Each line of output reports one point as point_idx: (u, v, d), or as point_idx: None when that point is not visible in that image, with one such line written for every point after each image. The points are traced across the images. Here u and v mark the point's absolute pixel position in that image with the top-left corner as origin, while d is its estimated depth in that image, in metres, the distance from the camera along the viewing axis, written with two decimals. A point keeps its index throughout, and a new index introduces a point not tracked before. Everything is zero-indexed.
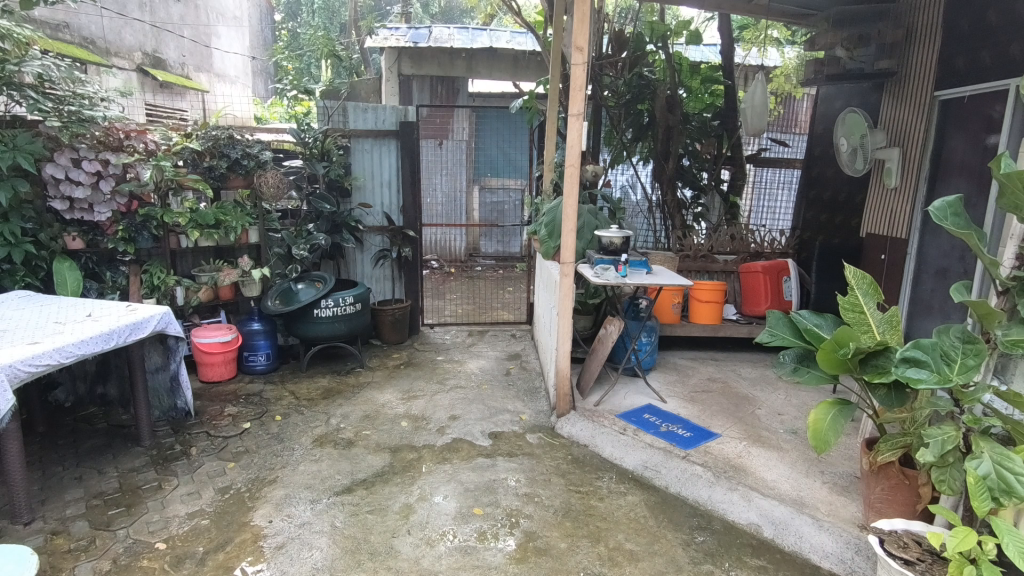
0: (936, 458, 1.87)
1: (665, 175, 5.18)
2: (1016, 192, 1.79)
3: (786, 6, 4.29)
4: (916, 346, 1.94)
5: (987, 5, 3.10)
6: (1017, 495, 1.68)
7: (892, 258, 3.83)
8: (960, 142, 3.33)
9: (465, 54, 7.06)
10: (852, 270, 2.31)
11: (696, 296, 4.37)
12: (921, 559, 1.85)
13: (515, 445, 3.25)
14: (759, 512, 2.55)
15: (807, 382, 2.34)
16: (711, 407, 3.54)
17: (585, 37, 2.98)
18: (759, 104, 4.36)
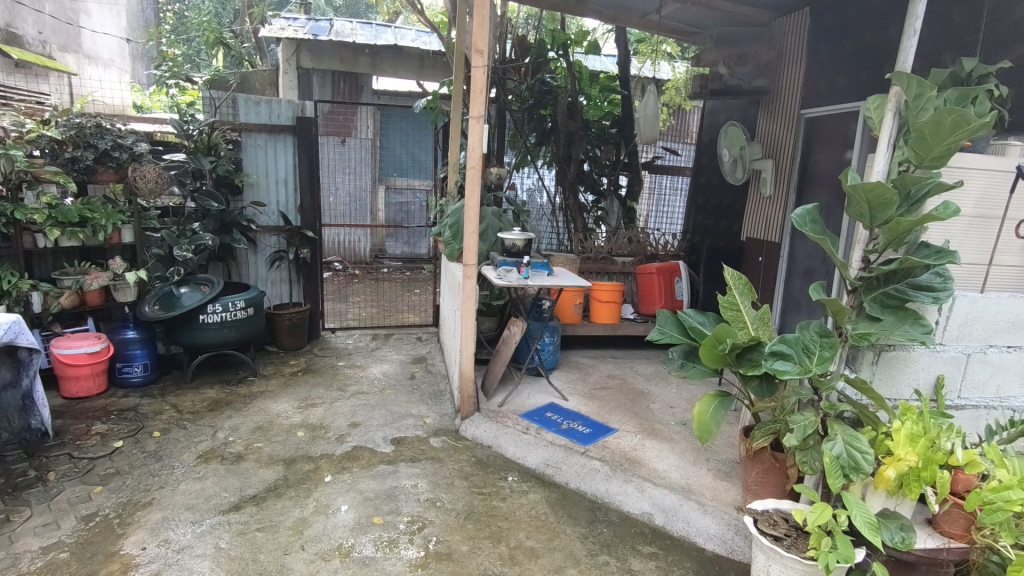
0: (799, 442, 2.07)
1: (567, 179, 5.37)
2: (859, 202, 2.02)
3: (675, 24, 4.57)
4: (782, 340, 2.16)
5: (843, 34, 3.49)
6: (863, 472, 1.90)
7: (768, 261, 4.19)
8: (822, 156, 3.72)
9: (369, 51, 6.92)
10: (730, 271, 2.48)
11: (596, 297, 4.54)
12: (787, 535, 2.03)
13: (418, 450, 3.20)
14: (651, 501, 2.69)
15: (693, 377, 2.48)
16: (610, 403, 3.69)
17: (485, 41, 2.99)
18: (652, 114, 4.59)
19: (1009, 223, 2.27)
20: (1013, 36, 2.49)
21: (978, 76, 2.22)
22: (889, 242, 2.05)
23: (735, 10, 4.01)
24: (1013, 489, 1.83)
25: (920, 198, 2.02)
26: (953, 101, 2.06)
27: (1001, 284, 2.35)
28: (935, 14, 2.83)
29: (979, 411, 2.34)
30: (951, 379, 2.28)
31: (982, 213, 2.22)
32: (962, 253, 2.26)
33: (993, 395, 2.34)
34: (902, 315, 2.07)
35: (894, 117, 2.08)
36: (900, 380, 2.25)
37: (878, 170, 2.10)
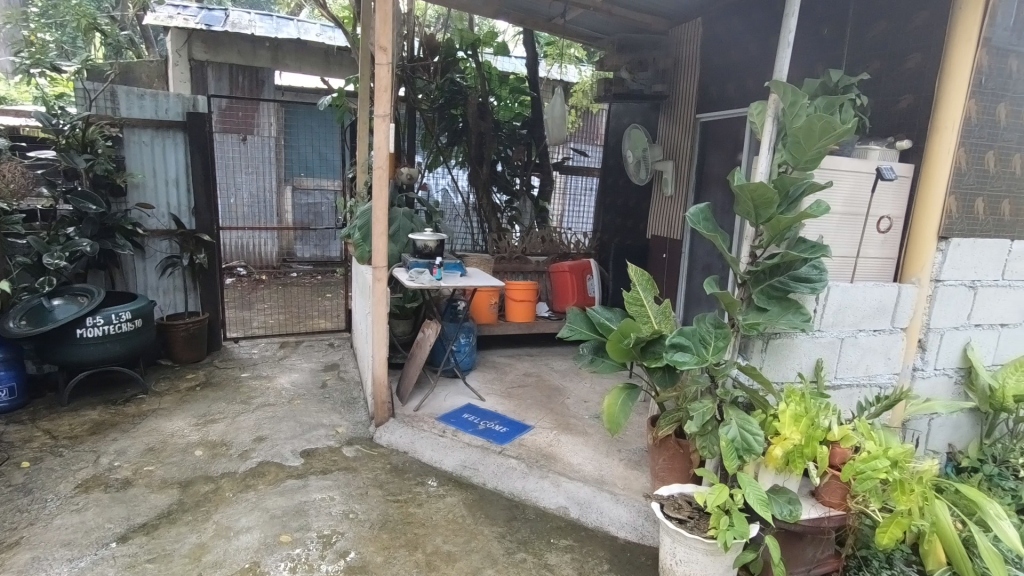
0: (698, 429, 2.19)
1: (479, 180, 5.37)
2: (745, 201, 2.17)
3: (579, 28, 4.66)
4: (680, 333, 2.27)
5: (731, 45, 3.76)
6: (754, 452, 2.05)
7: (671, 257, 4.42)
8: (716, 158, 3.97)
9: (270, 44, 6.50)
10: (634, 268, 2.57)
11: (511, 296, 4.59)
12: (690, 517, 2.14)
13: (330, 461, 3.07)
14: (566, 495, 2.74)
15: (602, 371, 2.56)
16: (526, 401, 3.73)
17: (388, 38, 2.94)
18: (559, 116, 4.67)
19: (872, 219, 2.53)
20: (874, 51, 2.75)
21: (843, 85, 2.44)
22: (772, 238, 2.22)
23: (635, 17, 4.16)
24: (878, 458, 2.05)
25: (797, 198, 2.19)
26: (822, 108, 2.26)
27: (867, 274, 2.62)
28: (806, 29, 3.13)
29: (852, 389, 2.58)
30: (828, 361, 2.49)
31: (850, 211, 2.46)
32: (834, 247, 2.50)
33: (863, 374, 2.59)
34: (787, 304, 2.25)
35: (773, 122, 2.24)
36: (785, 364, 2.44)
37: (761, 172, 2.26)
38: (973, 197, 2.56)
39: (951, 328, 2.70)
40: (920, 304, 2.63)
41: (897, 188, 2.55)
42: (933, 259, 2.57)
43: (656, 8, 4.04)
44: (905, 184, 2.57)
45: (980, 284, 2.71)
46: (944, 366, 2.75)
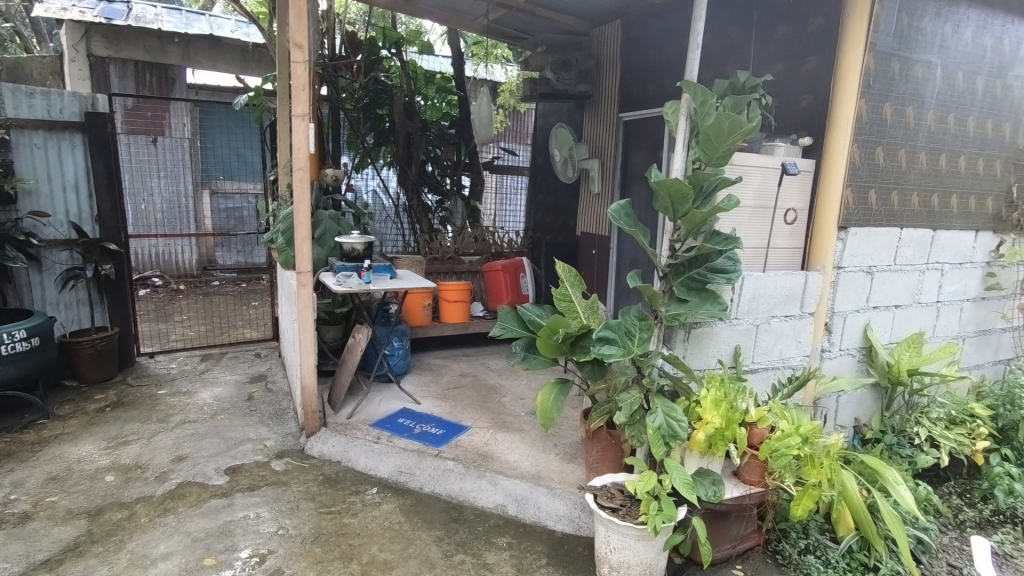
0: (627, 418, 2.26)
1: (409, 180, 5.35)
2: (663, 197, 2.25)
3: (504, 28, 4.66)
4: (607, 326, 2.32)
5: (648, 47, 3.90)
6: (679, 438, 2.13)
7: (600, 253, 4.52)
8: (638, 155, 4.11)
9: (179, 40, 6.13)
10: (562, 265, 2.58)
11: (445, 297, 4.55)
12: (623, 505, 2.20)
13: (257, 477, 2.94)
14: (504, 493, 2.75)
15: (534, 368, 2.58)
16: (462, 401, 3.71)
17: (304, 34, 2.82)
18: (486, 116, 4.68)
19: (780, 212, 2.69)
20: (777, 53, 2.92)
21: (750, 86, 2.57)
22: (689, 232, 2.32)
23: (559, 19, 4.21)
24: (791, 435, 2.19)
25: (710, 193, 2.30)
26: (731, 107, 2.37)
27: (777, 263, 2.78)
28: (714, 34, 3.29)
29: (767, 372, 2.73)
30: (745, 347, 2.63)
31: (759, 204, 2.61)
32: (747, 239, 2.64)
33: (777, 357, 2.75)
34: (705, 295, 2.36)
35: (687, 121, 2.34)
36: (706, 352, 2.55)
37: (678, 168, 2.35)
38: (866, 189, 2.76)
39: (853, 311, 2.92)
40: (825, 290, 2.81)
41: (800, 182, 2.72)
42: (834, 247, 2.76)
43: (578, 9, 4.10)
44: (807, 178, 2.75)
45: (876, 268, 2.93)
46: (848, 347, 2.97)
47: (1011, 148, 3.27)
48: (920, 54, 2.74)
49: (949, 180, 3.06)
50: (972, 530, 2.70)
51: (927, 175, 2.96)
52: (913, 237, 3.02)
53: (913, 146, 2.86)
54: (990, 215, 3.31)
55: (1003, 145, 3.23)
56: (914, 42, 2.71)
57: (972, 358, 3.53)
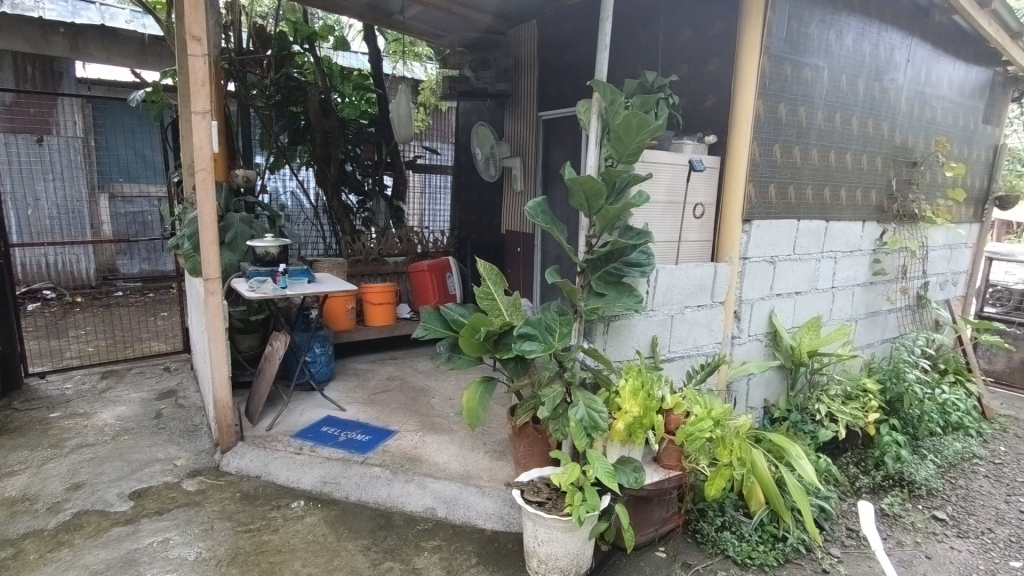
0: (550, 413, 2.30)
1: (328, 180, 5.17)
2: (578, 194, 2.30)
3: (420, 26, 4.61)
4: (527, 323, 2.33)
5: (563, 47, 3.98)
6: (600, 429, 2.19)
7: (524, 251, 4.57)
8: (559, 153, 4.18)
9: (65, 30, 5.57)
10: (483, 263, 2.52)
11: (369, 300, 4.44)
12: (549, 498, 2.24)
13: (166, 499, 2.74)
14: (432, 495, 2.72)
15: (459, 367, 2.57)
16: (389, 405, 3.64)
17: (202, 27, 2.66)
18: (405, 114, 4.59)
19: (689, 206, 2.83)
20: (683, 55, 3.05)
21: (658, 85, 2.68)
22: (603, 227, 2.38)
23: (476, 17, 4.20)
24: (703, 419, 2.30)
25: (622, 189, 2.37)
26: (639, 106, 2.46)
27: (689, 255, 2.92)
28: (624, 35, 3.40)
29: (683, 360, 2.85)
30: (662, 337, 2.74)
31: (670, 199, 2.73)
32: (659, 233, 2.75)
33: (691, 345, 2.88)
34: (622, 288, 2.43)
35: (598, 119, 2.41)
36: (625, 343, 2.63)
37: (591, 165, 2.41)
38: (766, 184, 2.94)
39: (759, 299, 3.11)
40: (733, 279, 2.97)
41: (707, 177, 2.87)
42: (740, 239, 2.91)
43: (495, 9, 4.10)
44: (713, 174, 2.90)
45: (777, 258, 3.13)
46: (755, 332, 3.16)
47: (890, 145, 3.59)
48: (809, 58, 2.95)
49: (838, 174, 3.32)
50: (867, 495, 2.96)
51: (819, 170, 3.20)
52: (809, 228, 3.25)
53: (805, 143, 3.07)
54: (874, 206, 3.62)
55: (882, 142, 3.53)
56: (803, 46, 2.91)
57: (863, 338, 3.85)
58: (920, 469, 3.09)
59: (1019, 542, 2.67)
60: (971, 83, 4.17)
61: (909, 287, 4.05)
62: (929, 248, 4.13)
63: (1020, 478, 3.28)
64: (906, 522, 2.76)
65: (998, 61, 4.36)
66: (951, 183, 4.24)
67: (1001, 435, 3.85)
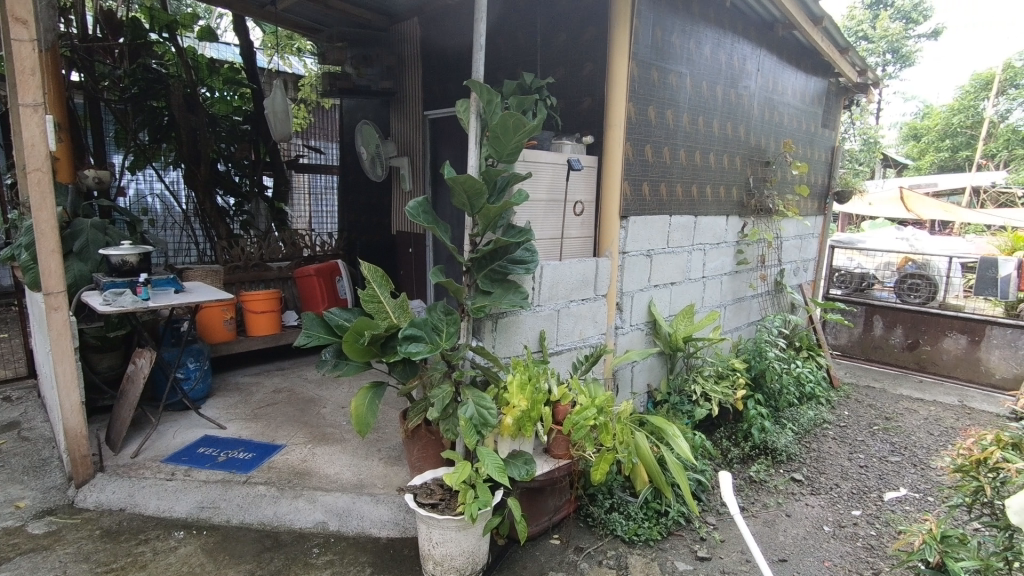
0: (440, 414, 2.29)
1: (198, 180, 4.77)
2: (459, 193, 2.30)
3: (295, 18, 4.38)
4: (413, 324, 2.29)
5: (446, 46, 3.96)
6: (490, 425, 2.21)
7: (416, 251, 4.50)
8: (447, 153, 4.17)
9: None
10: (367, 264, 2.44)
11: (249, 309, 4.15)
12: (442, 499, 2.23)
13: (5, 548, 2.39)
14: (323, 509, 2.60)
15: (346, 374, 2.49)
16: (275, 419, 3.44)
17: (26, 8, 2.33)
18: (282, 111, 4.36)
19: (569, 204, 2.94)
20: (560, 59, 3.16)
21: (535, 87, 2.74)
22: (485, 226, 2.41)
23: (354, 12, 4.06)
24: (588, 408, 2.37)
25: (503, 187, 2.41)
26: (516, 108, 2.50)
27: (572, 251, 3.03)
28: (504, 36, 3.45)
29: (569, 353, 2.96)
30: (549, 331, 2.82)
31: (551, 197, 2.83)
32: (543, 231, 2.83)
33: (578, 338, 3.00)
34: (507, 286, 2.47)
35: (476, 120, 2.42)
36: (513, 340, 2.68)
37: (472, 165, 2.42)
38: (640, 183, 3.12)
39: (638, 290, 3.31)
40: (614, 273, 3.12)
41: (585, 176, 3.00)
42: (618, 235, 3.07)
43: (374, 4, 3.98)
44: (591, 173, 3.04)
45: (653, 251, 3.34)
46: (637, 322, 3.35)
47: (746, 146, 3.96)
48: (673, 65, 3.18)
49: (703, 173, 3.60)
50: (737, 465, 3.24)
51: (686, 169, 3.45)
52: (680, 223, 3.50)
53: (673, 144, 3.31)
54: (735, 202, 3.97)
55: (740, 144, 3.89)
56: (667, 54, 3.12)
57: (731, 323, 4.21)
58: (781, 437, 3.43)
59: (859, 493, 3.05)
60: (810, 91, 4.71)
61: (767, 275, 4.49)
62: (782, 238, 4.61)
63: (860, 437, 3.75)
64: (770, 486, 3.07)
65: (831, 73, 4.96)
66: (797, 180, 4.77)
67: (844, 401, 4.39)
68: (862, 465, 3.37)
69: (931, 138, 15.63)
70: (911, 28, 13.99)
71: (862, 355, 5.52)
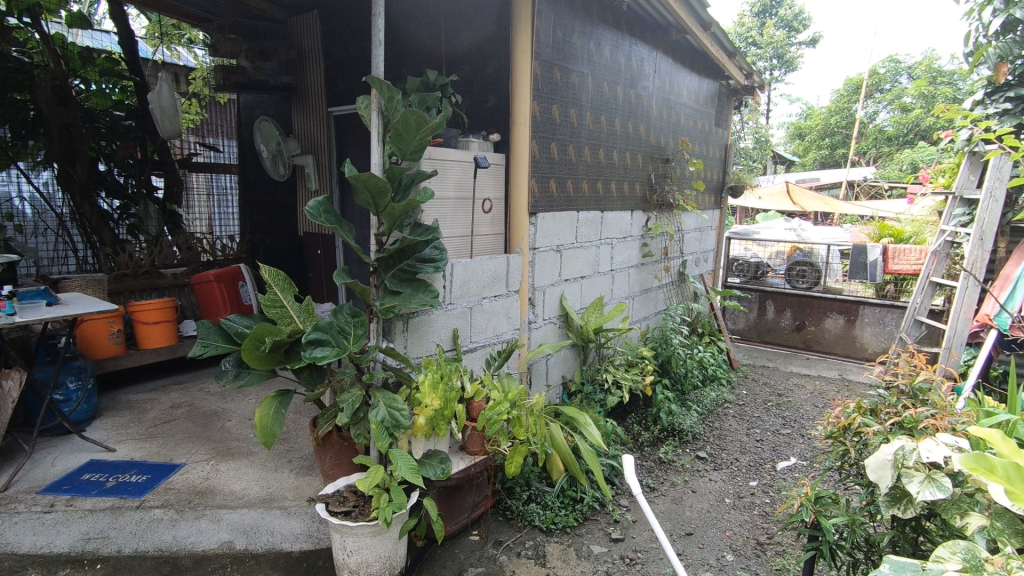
0: (350, 418, 2.23)
1: (74, 182, 4.29)
2: (362, 192, 2.25)
3: (182, 6, 4.08)
4: (317, 328, 2.22)
5: (348, 41, 3.84)
6: (402, 427, 2.18)
7: (325, 253, 4.35)
8: (354, 151, 4.05)
9: None
10: (267, 267, 2.29)
11: (139, 320, 3.83)
12: (355, 506, 2.18)
13: None
14: (229, 528, 2.44)
15: (249, 384, 2.36)
16: (174, 437, 3.21)
17: None
18: (169, 105, 4.05)
19: (477, 202, 2.95)
20: (463, 57, 3.17)
21: (439, 84, 2.72)
22: (391, 226, 2.36)
23: (249, 2, 3.84)
24: (501, 402, 2.38)
25: (408, 185, 2.39)
26: (417, 105, 2.48)
27: (483, 248, 3.05)
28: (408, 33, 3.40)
29: (483, 350, 2.98)
30: (462, 329, 2.83)
31: (459, 195, 2.84)
32: (452, 228, 2.84)
33: (491, 334, 3.03)
34: (416, 285, 2.44)
35: (378, 116, 2.36)
36: (425, 339, 2.65)
37: (375, 163, 2.37)
38: (547, 180, 3.19)
39: (550, 285, 3.38)
40: (525, 269, 3.17)
41: (492, 173, 3.02)
42: (528, 231, 3.12)
43: None
44: (499, 171, 3.07)
45: (562, 247, 3.42)
46: (549, 316, 3.44)
47: (647, 144, 4.16)
48: (574, 66, 3.27)
49: (607, 170, 3.74)
50: (648, 448, 3.40)
51: (591, 167, 3.57)
52: (587, 219, 3.61)
53: (578, 142, 3.41)
54: (639, 197, 4.16)
55: (641, 142, 4.07)
56: (568, 54, 3.21)
57: (639, 313, 4.41)
58: (687, 418, 3.63)
59: (756, 465, 3.30)
60: (704, 93, 5.02)
61: (671, 266, 4.74)
62: (683, 231, 4.87)
63: (756, 414, 4.06)
64: (677, 465, 3.25)
65: (722, 76, 5.30)
66: (695, 176, 5.05)
67: (743, 381, 4.73)
68: (758, 439, 3.64)
69: (813, 137, 17.09)
70: (793, 36, 15.20)
71: (758, 338, 5.95)
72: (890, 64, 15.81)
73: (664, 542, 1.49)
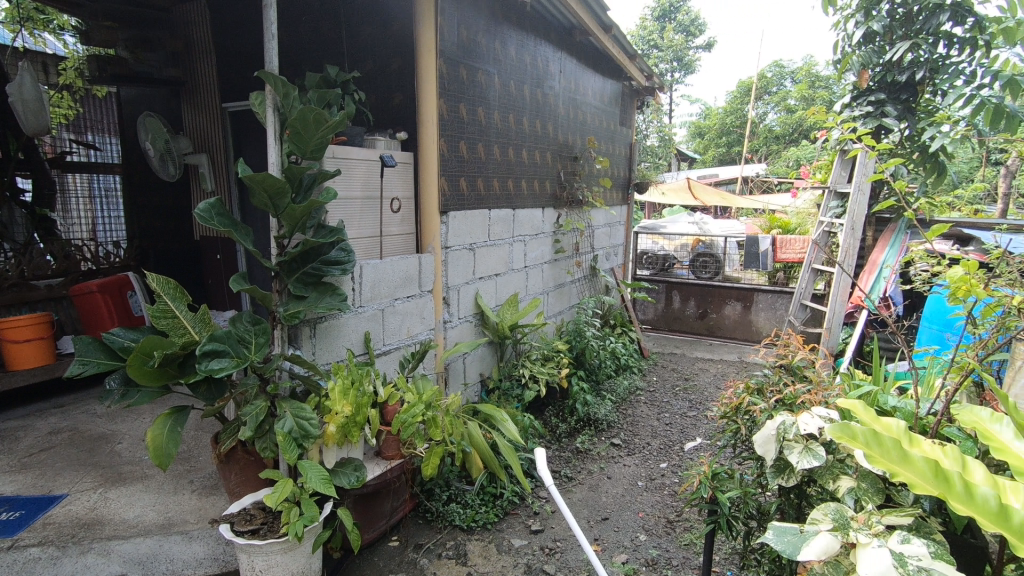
0: (254, 432, 2.11)
1: None
2: (259, 193, 2.14)
3: None
4: (214, 338, 2.07)
5: (241, 32, 3.63)
6: (311, 436, 2.10)
7: (224, 257, 4.09)
8: (252, 149, 3.83)
9: None
10: (155, 275, 2.12)
11: (5, 338, 3.41)
12: (263, 523, 2.08)
13: None
14: (121, 560, 2.24)
15: (139, 403, 2.18)
16: (54, 466, 2.90)
17: None
18: (33, 99, 3.64)
19: (386, 201, 2.89)
20: (365, 53, 3.09)
21: (340, 80, 2.63)
22: (292, 228, 2.25)
23: None
24: (415, 405, 2.36)
25: (309, 185, 2.29)
26: (316, 102, 2.39)
27: (393, 248, 3.00)
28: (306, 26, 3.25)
29: (397, 352, 2.93)
30: (374, 332, 2.77)
31: (367, 195, 2.77)
32: (361, 229, 2.76)
33: (405, 336, 2.99)
34: (322, 288, 2.36)
35: (274, 113, 2.25)
36: (335, 344, 2.57)
37: (272, 162, 2.25)
38: (457, 178, 3.18)
39: (464, 284, 3.38)
40: (438, 268, 3.15)
41: (400, 172, 2.97)
42: (438, 229, 3.10)
43: None
44: (407, 170, 3.02)
45: (475, 245, 3.43)
46: (465, 315, 3.44)
47: (555, 142, 4.25)
48: (480, 65, 3.28)
49: (517, 168, 3.79)
50: (565, 439, 3.49)
51: (501, 165, 3.60)
52: (499, 217, 3.64)
53: (486, 141, 3.42)
54: (549, 194, 4.25)
55: (549, 141, 4.16)
56: (473, 53, 3.21)
57: (553, 308, 4.51)
58: (601, 407, 3.76)
59: (665, 447, 3.48)
60: (608, 93, 5.21)
61: (582, 261, 4.88)
62: (593, 227, 5.04)
63: (665, 399, 4.28)
64: (593, 454, 3.36)
65: (625, 77, 5.52)
66: (602, 174, 5.24)
67: (653, 368, 4.98)
68: (667, 423, 3.85)
69: (711, 135, 18.18)
70: (691, 40, 16.07)
71: (666, 327, 6.27)
72: (776, 69, 17.26)
73: (578, 530, 1.53)
